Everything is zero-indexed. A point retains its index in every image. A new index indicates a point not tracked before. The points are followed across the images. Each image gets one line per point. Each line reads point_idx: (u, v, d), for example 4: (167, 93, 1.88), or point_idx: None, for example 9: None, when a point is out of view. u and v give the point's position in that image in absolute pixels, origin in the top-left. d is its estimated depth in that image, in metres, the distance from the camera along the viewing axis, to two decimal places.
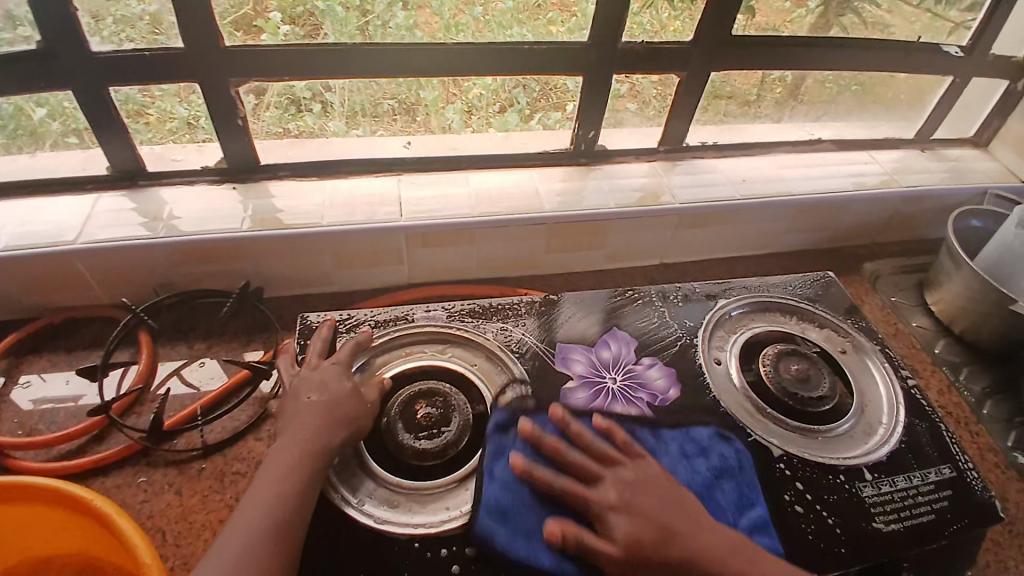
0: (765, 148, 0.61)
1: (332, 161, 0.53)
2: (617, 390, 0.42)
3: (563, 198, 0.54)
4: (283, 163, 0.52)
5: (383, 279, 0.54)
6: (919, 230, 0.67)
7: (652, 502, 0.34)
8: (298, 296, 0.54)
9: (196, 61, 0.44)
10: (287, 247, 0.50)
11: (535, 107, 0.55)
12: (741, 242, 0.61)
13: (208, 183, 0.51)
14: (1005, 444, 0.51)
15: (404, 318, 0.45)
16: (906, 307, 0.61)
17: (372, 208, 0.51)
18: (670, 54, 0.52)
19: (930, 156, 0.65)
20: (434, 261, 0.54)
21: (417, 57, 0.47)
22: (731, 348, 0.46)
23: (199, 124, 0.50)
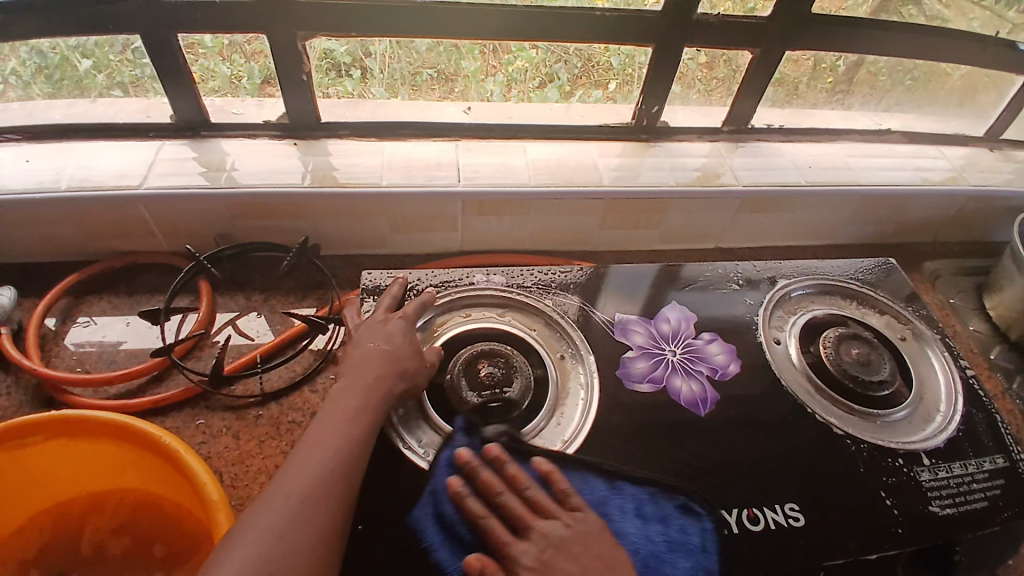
0: (831, 136, 0.60)
1: (391, 124, 0.53)
2: (676, 362, 0.42)
3: (618, 172, 0.53)
4: (342, 122, 0.52)
5: (437, 245, 0.54)
6: (982, 232, 0.64)
7: (573, 565, 0.30)
8: (350, 255, 0.54)
9: (263, 11, 0.44)
10: (344, 207, 0.50)
11: (576, 84, 0.54)
12: (799, 231, 0.60)
13: (269, 138, 0.52)
14: None
15: (463, 281, 0.45)
16: (965, 310, 0.59)
17: (431, 171, 0.50)
18: (743, 30, 0.50)
19: (998, 157, 0.62)
20: (489, 229, 0.54)
21: (482, 19, 0.46)
22: (791, 329, 0.45)
23: (242, 83, 0.50)
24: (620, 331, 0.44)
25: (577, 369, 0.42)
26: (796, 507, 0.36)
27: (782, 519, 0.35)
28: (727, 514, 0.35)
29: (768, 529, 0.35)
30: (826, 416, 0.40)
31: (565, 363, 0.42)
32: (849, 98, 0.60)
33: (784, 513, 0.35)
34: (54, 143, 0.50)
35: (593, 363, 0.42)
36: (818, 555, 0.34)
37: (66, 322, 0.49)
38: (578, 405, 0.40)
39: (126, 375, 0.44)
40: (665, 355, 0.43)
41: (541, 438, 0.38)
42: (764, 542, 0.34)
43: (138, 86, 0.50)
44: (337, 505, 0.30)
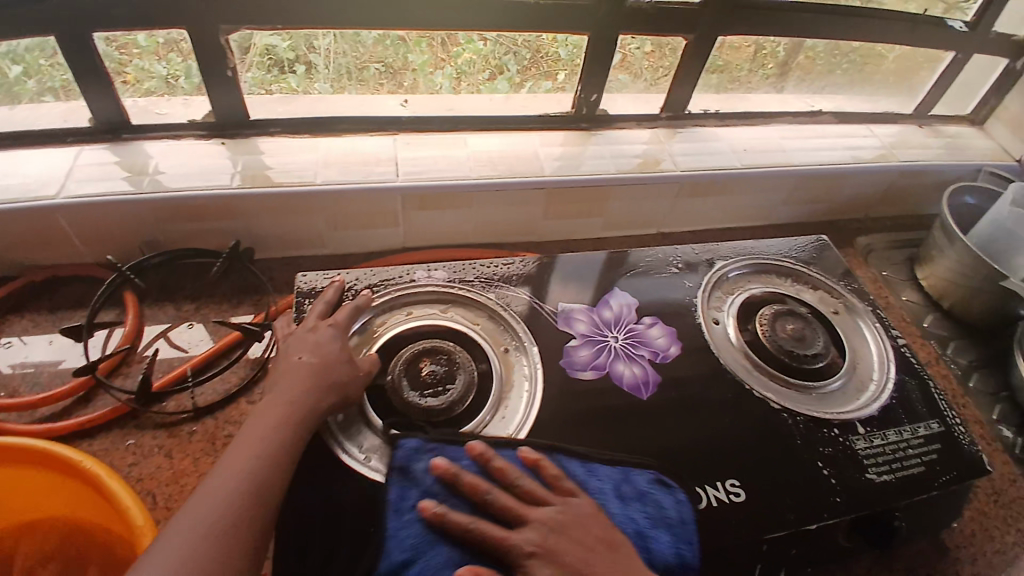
0: (768, 118, 0.61)
1: (324, 119, 0.51)
2: (619, 349, 0.42)
3: (561, 162, 0.53)
4: (273, 118, 0.50)
5: (379, 242, 0.53)
6: (914, 206, 0.67)
7: (579, 554, 0.31)
8: (290, 256, 0.53)
9: (184, 5, 0.42)
10: (279, 207, 0.48)
11: (525, 75, 0.54)
12: (740, 213, 0.61)
13: (195, 138, 0.49)
14: (989, 416, 0.52)
15: (404, 278, 0.45)
16: (897, 282, 0.61)
17: (368, 166, 0.49)
18: (679, 17, 0.51)
19: (927, 133, 0.65)
20: (432, 223, 0.53)
21: (422, 9, 0.46)
22: (729, 309, 0.46)
23: (180, 83, 0.48)
24: (562, 320, 0.44)
25: (521, 361, 0.41)
26: (737, 484, 0.36)
27: (723, 496, 0.36)
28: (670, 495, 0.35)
29: (709, 507, 0.35)
30: (765, 392, 0.41)
31: (509, 356, 0.42)
32: (784, 82, 0.62)
33: (725, 490, 0.36)
34: None
35: (536, 355, 0.42)
36: (757, 529, 0.35)
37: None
38: (522, 398, 0.39)
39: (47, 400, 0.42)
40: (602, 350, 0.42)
41: (486, 434, 0.38)
42: (706, 520, 0.35)
43: (69, 89, 0.47)
44: (250, 532, 0.29)
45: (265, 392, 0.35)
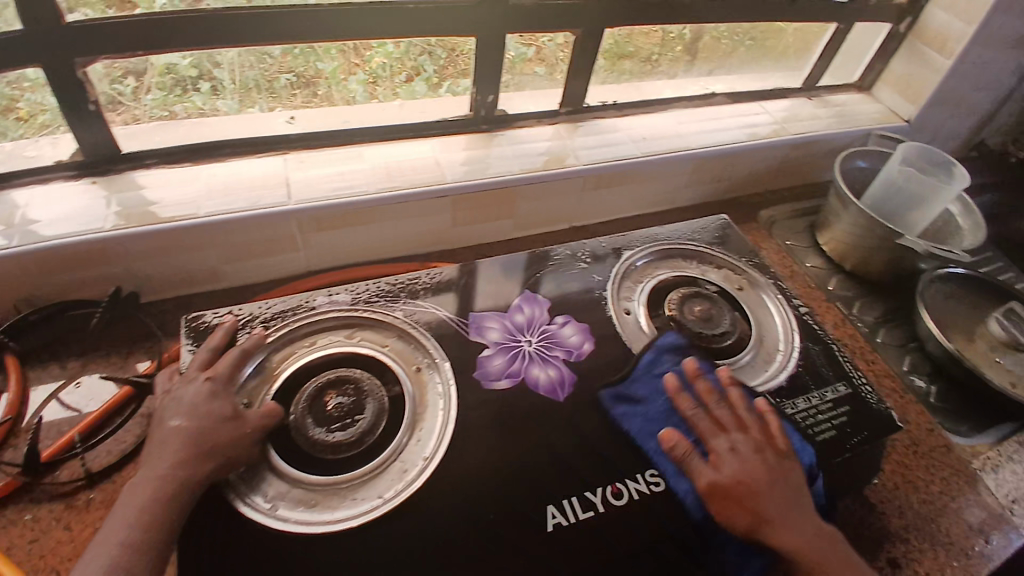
0: (662, 105, 0.70)
1: (209, 145, 0.54)
2: (532, 352, 0.49)
3: (466, 166, 0.59)
4: (148, 149, 0.52)
5: (282, 267, 0.58)
6: (813, 173, 0.82)
7: (759, 468, 0.41)
8: (185, 289, 0.56)
9: (44, 42, 0.43)
10: (170, 244, 0.51)
11: (442, 75, 0.60)
12: (644, 200, 0.71)
13: (62, 179, 0.50)
14: (901, 367, 0.65)
15: (303, 307, 0.49)
16: (800, 249, 0.75)
17: (256, 191, 0.52)
18: (569, 12, 0.58)
19: (818, 103, 0.79)
20: (331, 243, 0.58)
21: (339, 18, 0.50)
22: (640, 298, 0.53)
23: (42, 119, 0.49)
24: (473, 329, 0.49)
25: (433, 380, 0.46)
26: (655, 473, 0.43)
27: (643, 487, 0.42)
28: (596, 495, 0.42)
29: (629, 501, 0.42)
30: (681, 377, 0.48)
31: (422, 374, 0.47)
32: (677, 66, 0.71)
33: (645, 481, 0.43)
34: None
35: (447, 370, 0.47)
36: (667, 514, 0.41)
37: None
38: (433, 428, 0.44)
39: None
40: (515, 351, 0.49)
41: (401, 460, 0.42)
42: (625, 512, 0.41)
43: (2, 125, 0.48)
44: None
45: (145, 461, 0.39)
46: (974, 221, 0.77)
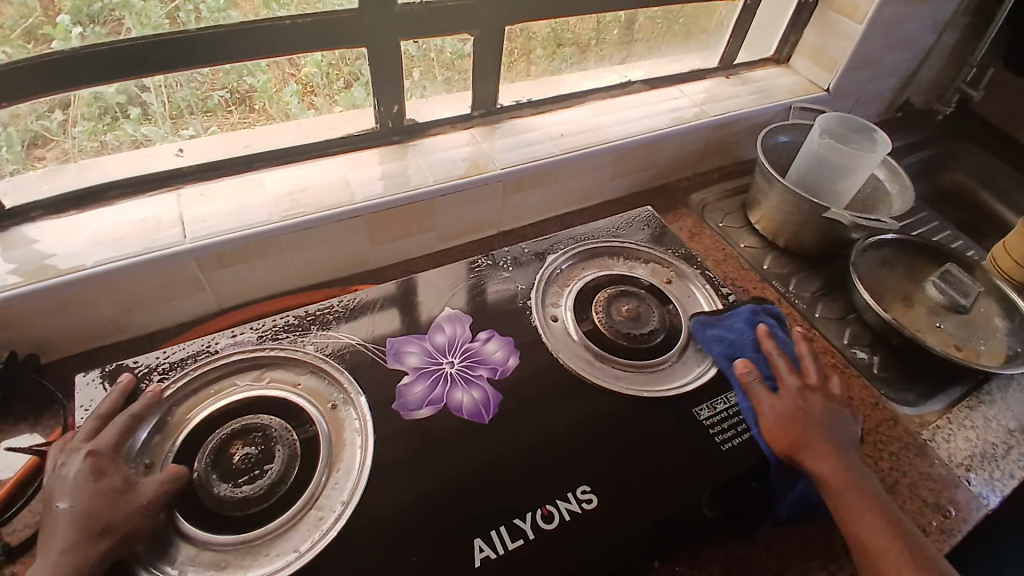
0: (579, 105, 1.19)
1: (259, 142, 0.99)
2: (454, 375, 0.79)
3: (386, 180, 0.99)
4: (227, 157, 0.96)
5: (238, 278, 0.95)
6: (738, 151, 1.32)
7: (825, 418, 0.75)
8: (322, 274, 1.03)
9: (148, 60, 0.81)
10: (225, 255, 0.90)
11: (450, 62, 1.05)
12: (566, 198, 1.18)
13: (147, 203, 0.91)
14: (844, 342, 1.02)
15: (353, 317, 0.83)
16: (729, 231, 1.20)
17: (237, 214, 0.91)
18: (470, 19, 0.98)
19: (742, 82, 1.31)
20: (241, 270, 0.94)
21: (349, 20, 0.89)
22: (567, 301, 0.90)
23: (184, 134, 0.95)
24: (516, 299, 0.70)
25: None
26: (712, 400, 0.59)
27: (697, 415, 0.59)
28: None
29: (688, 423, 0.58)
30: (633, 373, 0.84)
31: None
32: (586, 64, 1.21)
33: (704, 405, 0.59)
34: (93, 246, 0.84)
35: None
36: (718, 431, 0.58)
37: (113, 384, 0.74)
38: None
39: (187, 428, 0.71)
40: (530, 297, 0.89)
41: None
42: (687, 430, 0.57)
43: (177, 132, 0.94)
44: None
45: None
46: (901, 185, 1.13)
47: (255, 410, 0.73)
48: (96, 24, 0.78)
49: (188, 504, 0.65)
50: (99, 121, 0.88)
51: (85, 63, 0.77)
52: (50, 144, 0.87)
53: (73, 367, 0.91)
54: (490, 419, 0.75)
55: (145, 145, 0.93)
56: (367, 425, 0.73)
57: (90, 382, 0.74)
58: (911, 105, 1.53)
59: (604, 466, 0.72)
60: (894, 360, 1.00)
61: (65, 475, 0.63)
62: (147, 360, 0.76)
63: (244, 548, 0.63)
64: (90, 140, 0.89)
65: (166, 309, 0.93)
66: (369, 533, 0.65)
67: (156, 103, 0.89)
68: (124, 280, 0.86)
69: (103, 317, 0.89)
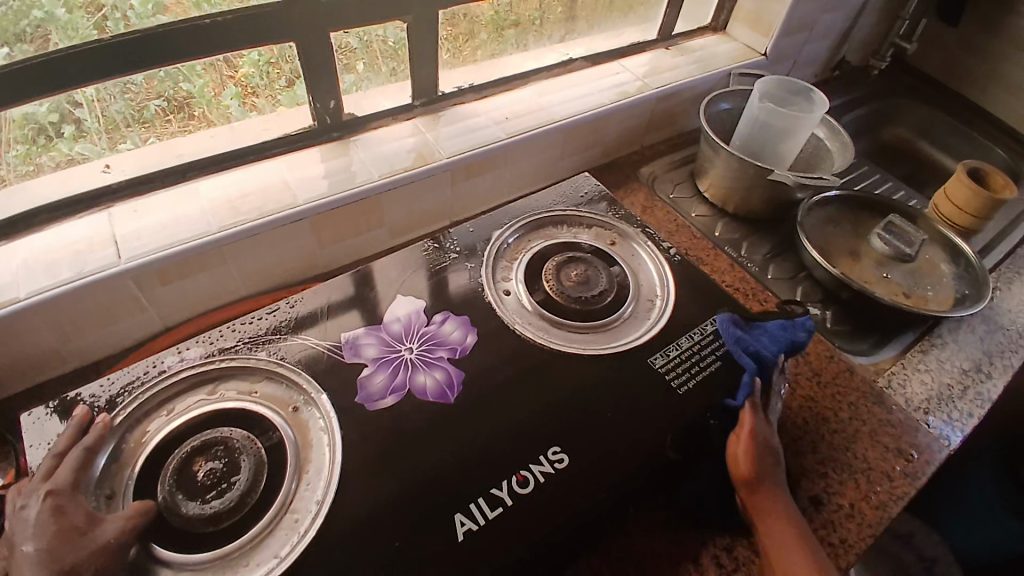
0: (522, 87, 1.17)
1: (193, 150, 0.95)
2: (413, 360, 0.78)
3: (331, 179, 0.96)
4: (160, 168, 0.92)
5: (180, 295, 0.92)
6: (682, 121, 1.33)
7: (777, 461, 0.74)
8: (271, 281, 1.00)
9: (75, 75, 0.77)
10: (165, 271, 0.87)
11: (388, 52, 1.02)
12: (514, 182, 1.17)
13: (79, 223, 0.86)
14: (798, 301, 1.05)
15: (303, 321, 0.82)
16: (680, 202, 1.20)
17: (175, 227, 0.87)
18: (405, 7, 0.96)
19: (682, 52, 1.32)
20: (181, 286, 0.90)
21: (285, 17, 0.86)
22: (516, 274, 0.89)
23: (119, 147, 0.91)
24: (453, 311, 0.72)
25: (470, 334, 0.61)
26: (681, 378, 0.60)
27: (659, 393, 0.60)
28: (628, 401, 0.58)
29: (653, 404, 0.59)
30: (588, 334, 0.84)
31: None
32: (527, 44, 1.20)
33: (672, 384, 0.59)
34: (26, 274, 0.80)
35: None
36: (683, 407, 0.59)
37: (62, 418, 0.70)
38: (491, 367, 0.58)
39: (146, 454, 0.68)
40: (481, 275, 0.88)
41: None
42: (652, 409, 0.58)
43: (111, 147, 0.90)
44: None
45: None
46: (840, 143, 1.15)
47: (214, 424, 0.70)
48: (23, 42, 0.74)
49: (155, 530, 0.62)
50: (31, 142, 0.84)
51: (10, 83, 0.73)
52: None
53: (17, 405, 0.87)
54: (455, 397, 0.74)
55: (78, 162, 0.89)
56: (332, 421, 0.72)
57: (40, 417, 0.70)
58: (846, 62, 1.56)
59: (578, 441, 0.72)
60: (846, 313, 1.04)
61: (25, 518, 0.60)
62: (94, 389, 0.73)
63: (220, 563, 0.61)
64: (25, 163, 0.85)
65: (110, 334, 0.89)
66: (344, 538, 0.63)
67: (89, 116, 0.85)
68: (61, 309, 0.81)
69: (44, 350, 0.85)
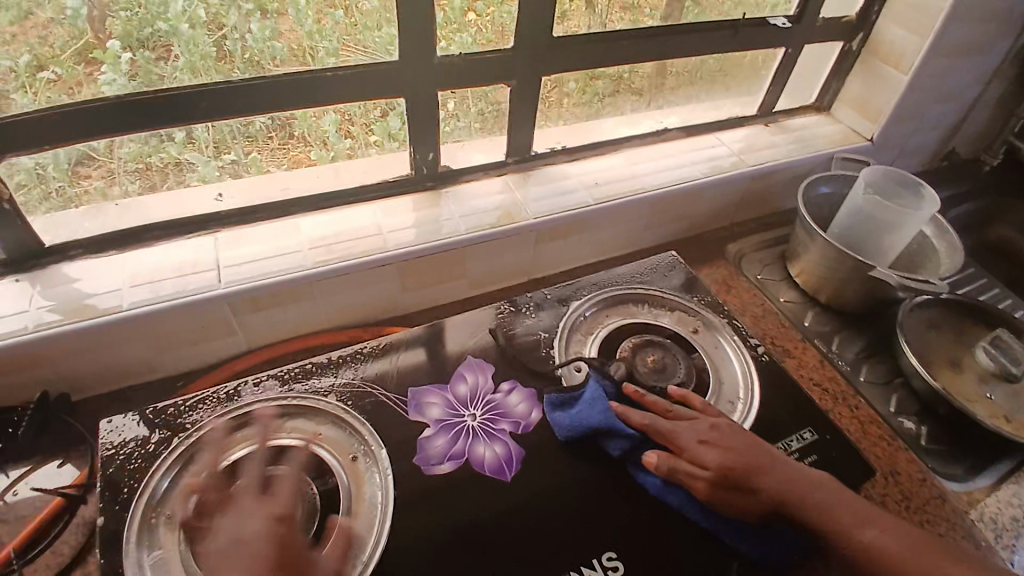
0: (615, 153, 1.17)
1: (296, 186, 0.99)
2: (476, 428, 0.77)
3: (421, 229, 0.99)
4: (265, 200, 0.97)
5: (267, 324, 0.96)
6: (776, 201, 1.29)
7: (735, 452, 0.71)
8: (351, 318, 1.03)
9: (193, 105, 0.82)
10: (257, 301, 0.91)
11: (488, 109, 1.05)
12: (597, 246, 1.16)
13: (184, 244, 0.92)
14: (893, 413, 0.97)
15: (377, 368, 0.82)
16: (766, 285, 1.15)
17: (270, 260, 0.91)
18: (509, 70, 0.98)
19: (785, 131, 1.28)
20: (268, 315, 0.94)
21: (392, 70, 0.90)
22: (591, 350, 0.87)
23: (226, 158, 0.92)
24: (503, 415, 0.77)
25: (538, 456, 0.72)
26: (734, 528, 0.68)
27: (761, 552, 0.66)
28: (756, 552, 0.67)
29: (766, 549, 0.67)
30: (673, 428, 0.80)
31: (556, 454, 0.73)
32: (627, 108, 1.19)
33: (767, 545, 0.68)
34: (130, 285, 0.86)
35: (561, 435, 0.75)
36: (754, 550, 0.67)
37: (140, 428, 0.74)
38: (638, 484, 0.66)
39: (209, 477, 0.70)
40: (553, 345, 0.87)
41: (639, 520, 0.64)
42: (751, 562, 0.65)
43: (218, 174, 0.94)
44: None
45: None
46: (947, 241, 1.08)
47: (276, 461, 0.72)
48: (145, 49, 0.78)
49: None
50: (144, 143, 0.86)
51: (136, 110, 0.79)
52: (96, 162, 0.85)
53: (103, 406, 0.92)
54: (512, 476, 0.73)
55: (194, 185, 0.94)
56: (389, 479, 0.71)
57: (118, 426, 0.74)
58: (958, 156, 1.48)
59: (635, 542, 0.69)
60: (946, 433, 0.94)
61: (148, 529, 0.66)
62: (173, 405, 0.76)
63: None
64: (136, 160, 0.88)
65: (199, 352, 0.94)
66: None
67: (201, 128, 0.87)
68: (157, 324, 0.86)
69: (136, 356, 0.90)
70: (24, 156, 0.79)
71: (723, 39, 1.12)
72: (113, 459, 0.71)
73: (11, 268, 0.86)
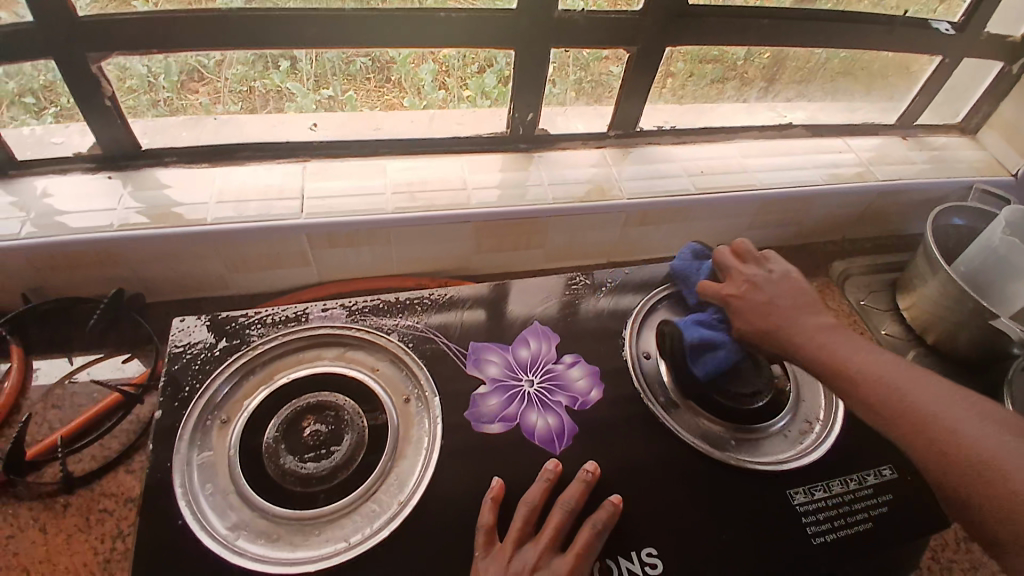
0: (725, 142, 1.08)
1: (388, 128, 0.96)
2: (534, 395, 0.73)
3: (507, 192, 0.94)
4: (356, 138, 0.94)
5: (338, 261, 0.94)
6: (895, 222, 1.16)
7: (753, 310, 0.70)
8: (421, 269, 1.00)
9: (298, 28, 0.79)
10: (333, 236, 0.89)
11: (599, 77, 0.97)
12: (688, 236, 1.07)
13: (272, 169, 0.92)
14: None
15: (442, 316, 0.78)
16: (869, 310, 1.05)
17: (349, 198, 0.89)
18: (627, 38, 0.90)
19: (921, 147, 1.14)
20: (341, 251, 0.93)
21: (505, 20, 0.84)
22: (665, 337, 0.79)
23: (324, 92, 0.89)
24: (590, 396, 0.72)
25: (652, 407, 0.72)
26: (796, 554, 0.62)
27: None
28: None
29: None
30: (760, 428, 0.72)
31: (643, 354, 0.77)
32: (749, 96, 1.08)
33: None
34: (214, 199, 0.86)
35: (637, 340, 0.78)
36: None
37: (207, 332, 0.74)
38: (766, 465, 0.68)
39: (266, 390, 0.70)
40: (626, 324, 0.80)
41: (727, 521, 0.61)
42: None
43: (315, 107, 0.92)
44: None
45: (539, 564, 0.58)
46: None
47: (330, 387, 0.71)
48: None
49: (255, 471, 0.64)
50: (251, 67, 0.84)
51: (242, 26, 0.77)
52: (204, 78, 0.84)
53: (173, 311, 0.94)
54: (561, 451, 0.68)
55: (289, 114, 0.91)
56: (437, 428, 0.68)
57: (187, 325, 0.74)
58: None
59: (674, 544, 0.63)
60: None
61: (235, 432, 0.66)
62: (242, 317, 0.76)
63: (298, 526, 0.61)
64: (242, 82, 0.86)
65: (270, 277, 0.94)
66: (403, 555, 0.60)
67: (306, 57, 0.84)
68: (233, 242, 0.86)
69: (210, 271, 0.91)
70: (137, 60, 0.79)
71: (874, 34, 0.99)
72: (178, 357, 0.71)
73: (106, 164, 0.87)
